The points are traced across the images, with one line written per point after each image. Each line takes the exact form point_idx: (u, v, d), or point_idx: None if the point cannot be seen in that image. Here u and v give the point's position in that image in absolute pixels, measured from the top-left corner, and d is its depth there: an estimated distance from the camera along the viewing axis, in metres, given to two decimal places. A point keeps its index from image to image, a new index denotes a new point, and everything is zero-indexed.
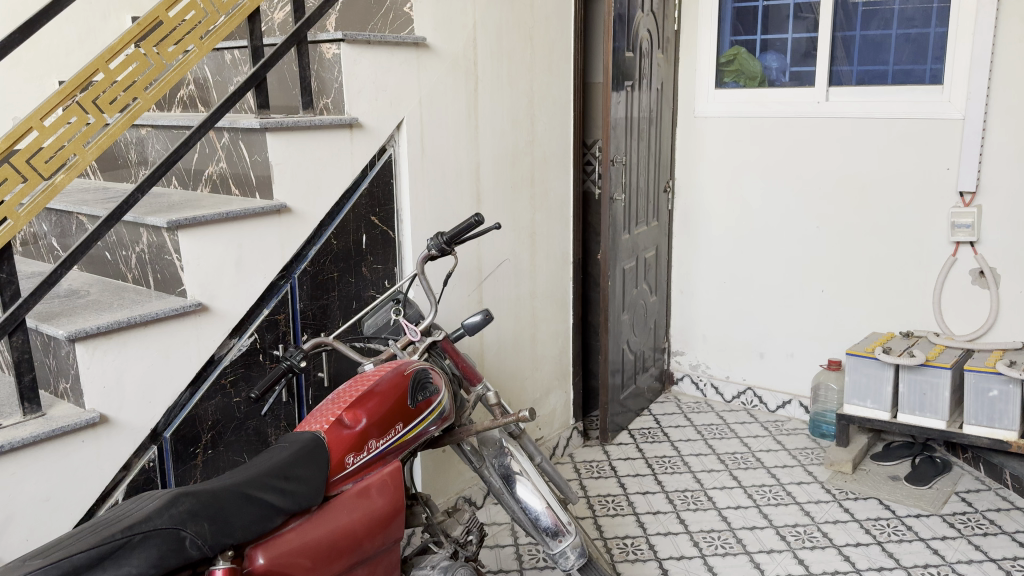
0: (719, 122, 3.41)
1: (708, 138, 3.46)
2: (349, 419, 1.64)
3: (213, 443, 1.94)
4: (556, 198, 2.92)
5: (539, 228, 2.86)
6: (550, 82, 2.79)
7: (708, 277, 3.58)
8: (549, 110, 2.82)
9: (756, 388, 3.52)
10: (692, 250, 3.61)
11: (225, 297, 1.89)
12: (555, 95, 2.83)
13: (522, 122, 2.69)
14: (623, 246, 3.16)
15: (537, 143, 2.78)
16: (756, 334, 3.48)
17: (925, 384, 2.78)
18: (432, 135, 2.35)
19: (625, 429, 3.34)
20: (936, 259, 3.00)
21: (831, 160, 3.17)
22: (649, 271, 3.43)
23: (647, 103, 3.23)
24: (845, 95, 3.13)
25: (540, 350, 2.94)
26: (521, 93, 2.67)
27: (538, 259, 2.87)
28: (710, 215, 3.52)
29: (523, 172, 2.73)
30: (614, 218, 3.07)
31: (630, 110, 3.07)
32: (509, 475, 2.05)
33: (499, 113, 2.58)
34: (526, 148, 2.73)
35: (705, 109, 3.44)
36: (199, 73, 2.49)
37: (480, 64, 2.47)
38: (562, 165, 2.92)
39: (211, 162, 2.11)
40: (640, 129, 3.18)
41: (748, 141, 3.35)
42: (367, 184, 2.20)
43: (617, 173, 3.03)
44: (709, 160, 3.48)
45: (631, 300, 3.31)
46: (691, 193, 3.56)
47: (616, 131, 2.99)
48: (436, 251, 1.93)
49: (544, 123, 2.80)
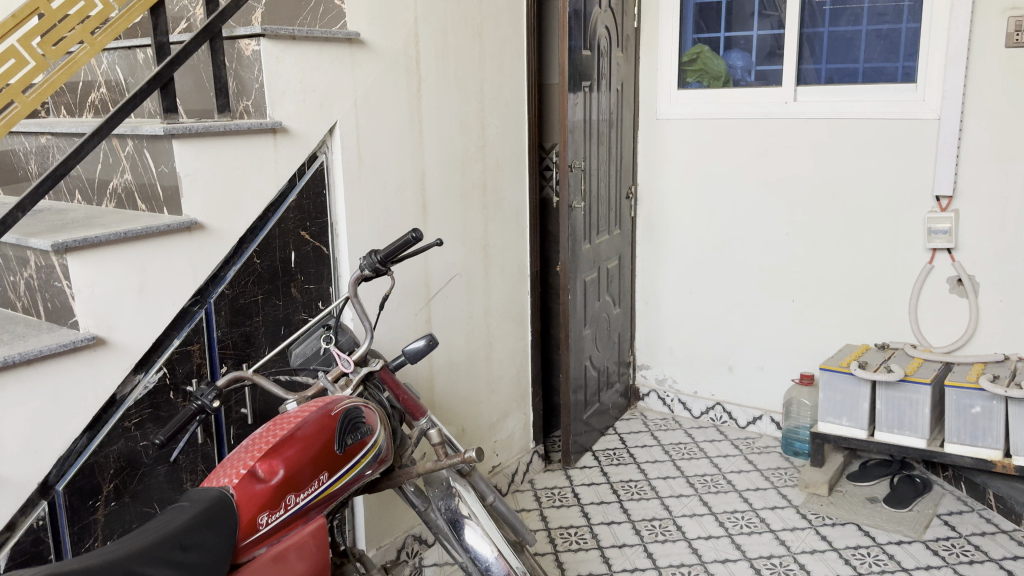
0: (683, 125, 3.24)
1: (672, 141, 3.28)
2: (263, 471, 1.43)
3: (117, 494, 1.71)
4: (511, 206, 2.71)
5: (493, 240, 2.65)
6: (502, 85, 2.59)
7: (675, 287, 3.40)
8: (502, 114, 2.61)
9: (725, 403, 3.33)
10: (656, 259, 3.43)
11: (127, 329, 1.65)
12: (508, 99, 2.63)
13: (472, 127, 2.49)
14: (583, 256, 2.97)
15: (488, 149, 2.57)
16: (725, 346, 3.30)
17: (904, 401, 2.62)
18: (369, 139, 2.13)
19: (588, 450, 3.15)
20: (912, 266, 2.84)
21: (800, 163, 3.01)
22: (611, 282, 3.24)
23: (608, 105, 3.04)
24: (815, 95, 2.97)
25: (496, 371, 2.73)
26: (471, 96, 2.46)
27: (493, 272, 2.66)
28: (675, 223, 3.34)
29: (473, 180, 2.52)
30: (574, 227, 2.88)
31: (589, 114, 2.89)
32: (456, 519, 1.84)
33: (446, 117, 2.38)
34: (478, 155, 2.53)
35: (667, 111, 3.26)
36: (109, 73, 2.24)
37: (423, 64, 2.27)
38: (517, 172, 2.72)
39: (115, 173, 1.86)
40: (600, 133, 3.00)
41: (713, 144, 3.18)
42: (295, 196, 1.98)
43: (575, 180, 2.84)
44: (672, 165, 3.30)
45: (594, 314, 3.12)
46: (655, 200, 3.38)
47: (575, 136, 2.80)
48: (370, 271, 1.72)
49: (497, 128, 2.60)
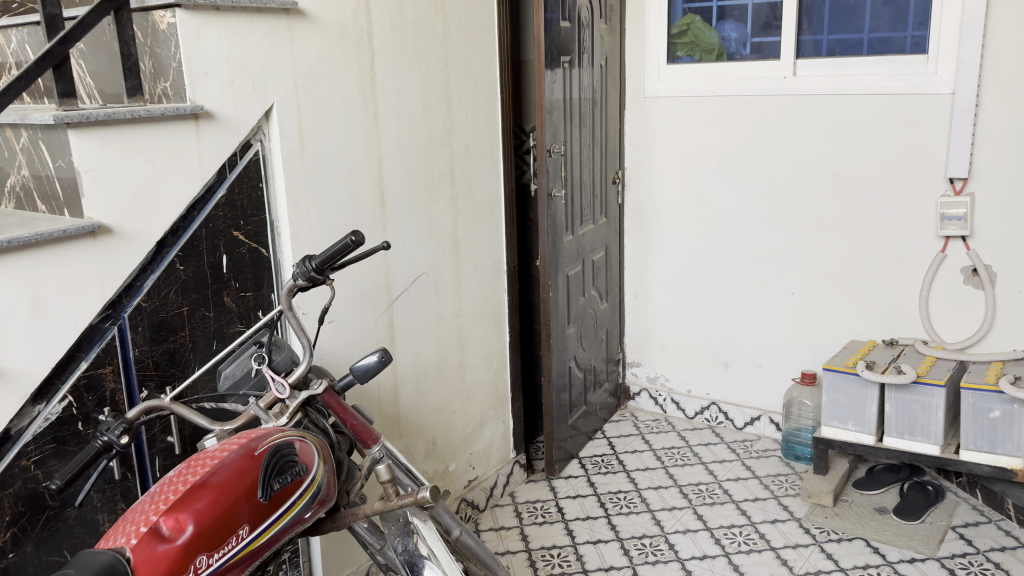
0: (672, 103, 2.98)
1: (660, 121, 3.03)
2: (167, 528, 1.21)
3: (16, 544, 1.47)
4: (483, 196, 2.46)
5: (463, 233, 2.40)
6: (471, 62, 2.34)
7: (665, 279, 3.16)
8: (471, 94, 2.36)
9: (720, 403, 3.10)
10: (646, 249, 3.18)
11: (18, 353, 1.40)
12: (478, 77, 2.38)
13: (436, 108, 2.23)
14: (565, 248, 2.72)
15: (455, 133, 2.32)
16: (720, 342, 3.06)
17: (915, 404, 2.39)
18: (312, 124, 1.88)
19: (574, 456, 2.92)
20: (922, 256, 2.61)
21: (800, 144, 2.76)
22: (597, 275, 3.00)
23: (590, 82, 2.79)
24: (815, 69, 2.72)
25: (470, 376, 2.48)
26: (434, 75, 2.21)
27: (464, 269, 2.41)
28: (664, 209, 3.10)
29: (439, 168, 2.27)
30: (555, 218, 2.63)
31: (569, 93, 2.64)
32: (414, 560, 1.61)
33: (406, 98, 2.13)
34: (444, 140, 2.28)
35: (655, 89, 3.01)
36: (20, 53, 1.98)
37: (376, 38, 2.02)
38: (490, 158, 2.47)
39: (12, 169, 1.61)
40: (582, 114, 2.75)
41: (706, 123, 2.92)
42: (225, 190, 1.74)
43: (555, 166, 2.59)
44: (660, 147, 3.05)
45: (578, 311, 2.88)
46: (642, 185, 3.13)
47: (553, 118, 2.55)
48: (304, 281, 1.48)
49: (465, 110, 2.34)
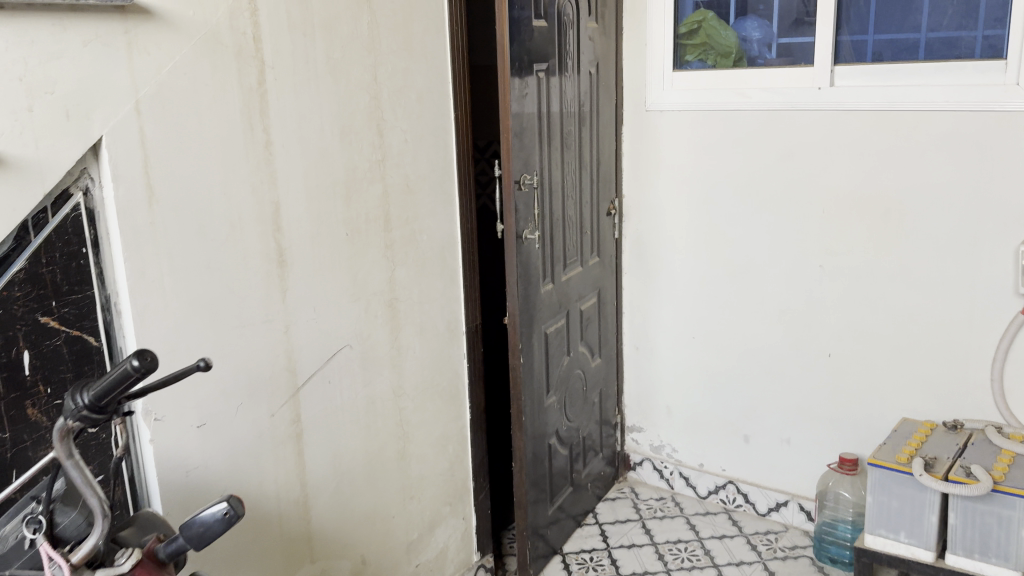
0: (680, 118, 2.43)
1: (665, 140, 2.48)
2: None
3: None
4: (432, 242, 1.93)
5: (403, 292, 1.87)
6: (411, 72, 1.81)
7: (672, 330, 2.60)
8: (412, 113, 1.83)
9: (739, 482, 2.55)
10: (649, 294, 2.62)
11: None
12: (421, 91, 1.85)
13: (359, 134, 1.71)
14: (545, 301, 2.19)
15: (389, 163, 1.79)
16: (738, 409, 2.51)
17: (990, 518, 1.83)
18: (165, 165, 1.37)
19: (556, 552, 2.38)
20: (996, 317, 2.05)
21: (838, 172, 2.21)
22: (589, 328, 2.44)
23: (576, 94, 2.26)
24: (859, 77, 2.16)
25: (417, 470, 1.96)
26: (355, 90, 1.69)
27: (405, 336, 1.88)
28: (670, 247, 2.55)
29: (366, 211, 1.75)
30: (529, 265, 2.09)
31: (546, 110, 2.11)
32: None
33: (313, 122, 1.61)
34: (373, 174, 1.75)
35: (659, 102, 2.46)
36: None
37: (265, 43, 1.51)
38: (440, 193, 1.94)
39: None
40: (564, 134, 2.21)
41: (722, 144, 2.38)
42: (26, 263, 1.23)
43: (527, 202, 2.05)
44: (665, 171, 2.50)
45: (565, 375, 2.33)
46: (644, 217, 2.58)
47: (525, 143, 2.02)
48: (77, 423, 0.97)
49: (404, 134, 1.82)
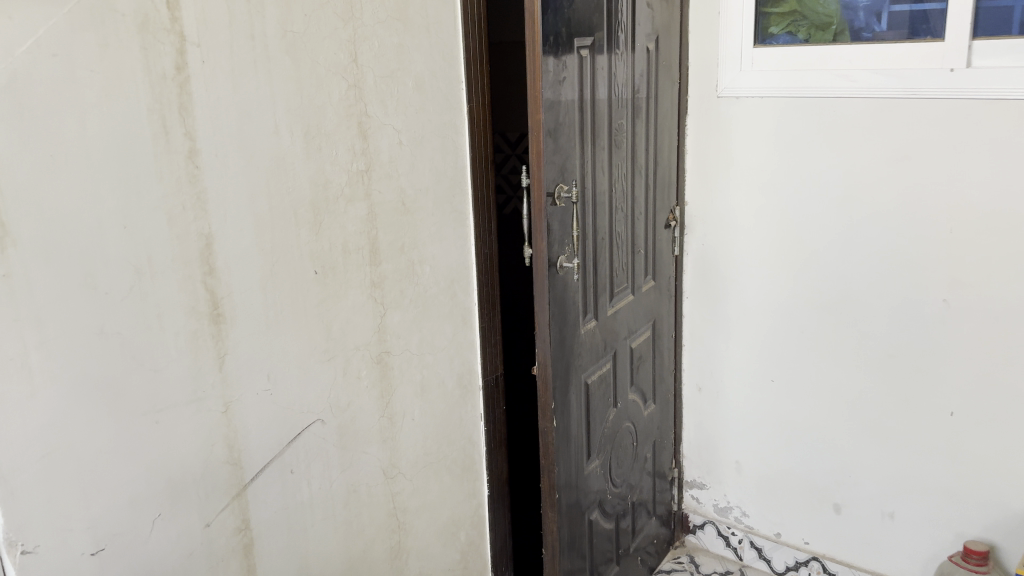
0: (762, 107, 1.93)
1: (742, 135, 1.97)
2: None
3: None
4: (435, 274, 1.46)
5: (398, 343, 1.41)
6: (405, 50, 1.34)
7: (745, 369, 2.10)
8: (408, 106, 1.36)
9: (827, 560, 2.07)
10: (715, 324, 2.13)
11: None
12: (422, 77, 1.38)
13: (332, 136, 1.25)
14: (588, 344, 1.71)
15: (375, 174, 1.32)
16: (828, 471, 2.01)
17: None
18: (26, 191, 0.92)
19: None
20: None
21: (974, 181, 1.69)
22: (641, 369, 1.96)
23: (629, 76, 1.76)
24: (1003, 56, 1.64)
25: (417, 569, 1.51)
26: (324, 76, 1.23)
27: (402, 399, 1.43)
28: (745, 268, 2.05)
29: (342, 237, 1.29)
30: (567, 300, 1.62)
31: (591, 99, 1.62)
32: None
33: (262, 120, 1.16)
34: (353, 190, 1.29)
35: (735, 86, 1.95)
36: None
37: (186, 13, 1.06)
38: (448, 210, 1.47)
39: None
40: (612, 128, 1.72)
41: (816, 141, 1.87)
42: None
43: (563, 220, 1.57)
44: (740, 173, 2.00)
45: (611, 432, 1.85)
46: (711, 229, 2.08)
47: (563, 143, 1.54)
48: None
49: (397, 134, 1.35)
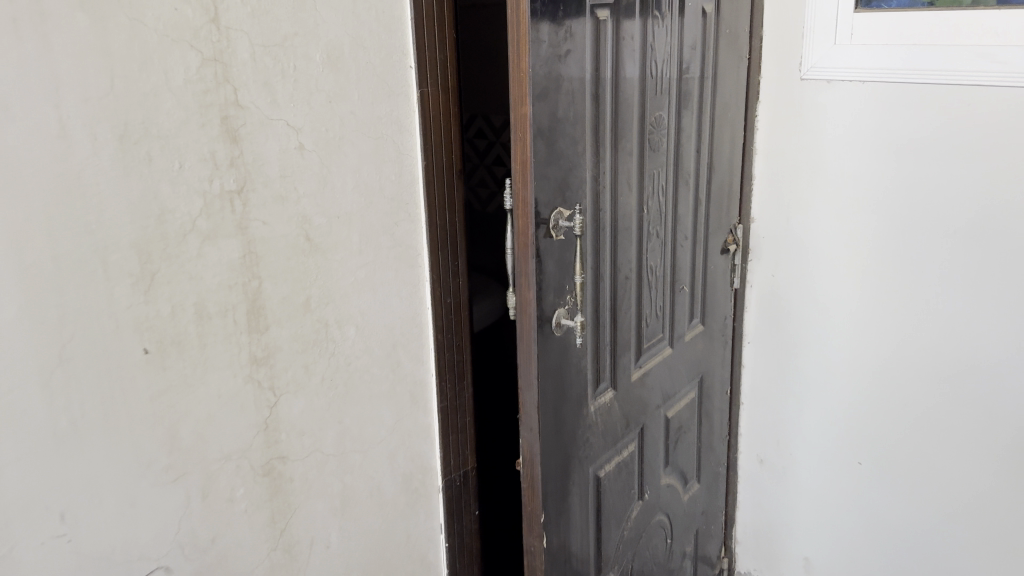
0: (863, 95, 1.39)
1: (832, 133, 1.45)
2: None
3: None
4: (365, 338, 0.99)
5: (302, 443, 0.95)
6: (308, 6, 0.87)
7: (824, 442, 1.58)
8: (314, 91, 0.89)
9: None
10: (785, 380, 1.62)
11: None
12: (340, 47, 0.91)
13: (172, 140, 0.79)
14: (603, 425, 1.23)
15: (255, 196, 0.86)
16: None
17: None
18: None
19: None
20: None
21: None
22: (681, 443, 1.47)
23: (673, 50, 1.25)
24: None
25: None
26: (156, 45, 0.77)
27: (309, 523, 0.98)
28: (826, 313, 1.53)
29: (195, 295, 0.83)
30: (569, 370, 1.13)
31: (612, 83, 1.13)
32: None
33: (33, 114, 0.70)
34: (215, 222, 0.84)
35: (826, 63, 1.42)
36: None
37: None
38: (388, 244, 1.00)
39: None
40: (645, 123, 1.22)
41: (940, 145, 1.33)
42: None
43: (564, 259, 1.09)
44: (826, 186, 1.48)
45: (635, 532, 1.37)
46: (785, 257, 1.56)
47: (564, 147, 1.05)
48: None
49: (294, 135, 0.88)
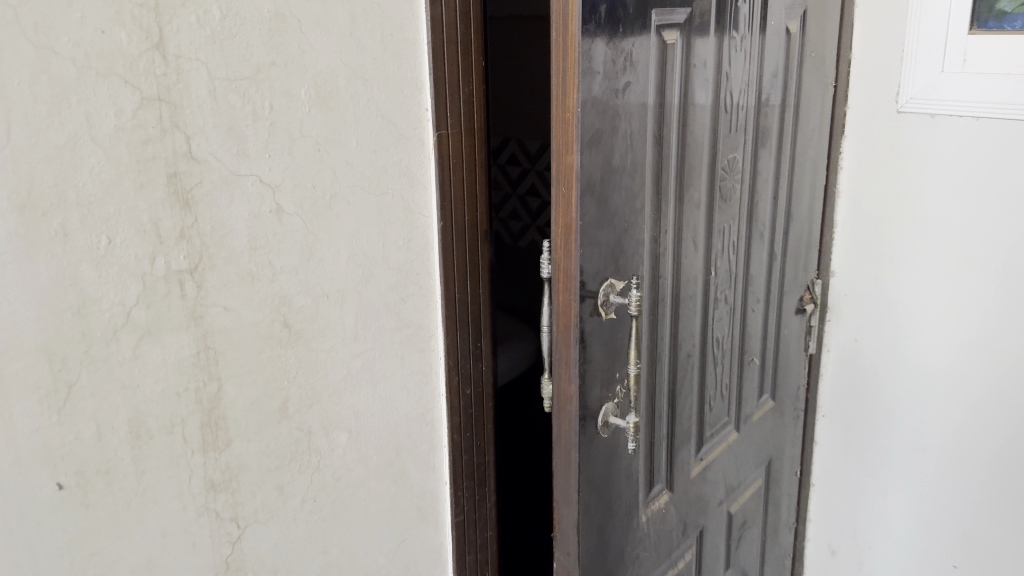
0: (979, 131, 1.11)
1: (936, 175, 1.17)
2: None
3: None
4: (360, 446, 0.78)
5: None
6: (289, 28, 0.66)
7: (911, 543, 1.31)
8: (297, 136, 0.68)
9: None
10: (866, 465, 1.35)
11: None
12: (333, 79, 0.70)
13: (96, 210, 0.59)
14: (654, 537, 1.00)
15: (214, 276, 0.66)
16: None
17: None
18: None
19: None
20: None
21: None
22: (742, 540, 1.24)
23: (751, 77, 1.03)
24: None
25: None
26: (73, 80, 0.56)
27: None
28: (912, 395, 1.26)
29: (131, 409, 0.63)
30: (616, 477, 0.91)
31: (677, 120, 0.91)
32: None
33: None
34: (158, 313, 0.63)
35: (932, 94, 1.14)
36: None
37: None
38: (392, 326, 0.79)
39: None
40: (716, 168, 1.00)
41: None
42: None
43: (612, 343, 0.86)
44: (926, 240, 1.20)
45: None
46: (870, 322, 1.29)
47: (618, 204, 0.83)
48: None
49: (269, 194, 0.67)
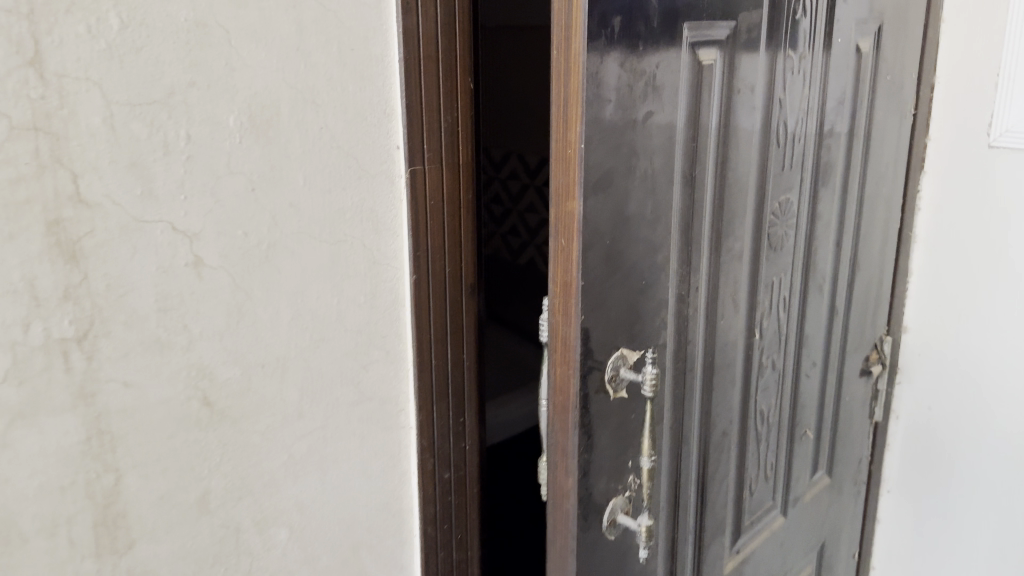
0: None
1: None
2: None
3: None
4: (306, 541, 0.65)
5: None
6: (214, 42, 0.53)
7: None
8: (223, 174, 0.55)
9: None
10: (937, 557, 1.15)
11: None
12: (273, 104, 0.57)
13: None
14: None
15: (110, 345, 0.53)
16: None
17: None
18: None
19: None
20: None
21: None
22: None
23: (811, 105, 0.86)
24: None
25: None
26: None
27: None
28: (994, 484, 1.06)
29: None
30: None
31: (714, 157, 0.75)
32: None
33: None
34: (34, 393, 0.50)
35: None
36: None
37: None
38: (349, 400, 0.65)
39: None
40: (764, 212, 0.83)
41: None
42: None
43: (623, 426, 0.71)
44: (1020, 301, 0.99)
45: None
46: (949, 391, 1.10)
47: (634, 260, 0.68)
48: None
49: (188, 246, 0.55)
